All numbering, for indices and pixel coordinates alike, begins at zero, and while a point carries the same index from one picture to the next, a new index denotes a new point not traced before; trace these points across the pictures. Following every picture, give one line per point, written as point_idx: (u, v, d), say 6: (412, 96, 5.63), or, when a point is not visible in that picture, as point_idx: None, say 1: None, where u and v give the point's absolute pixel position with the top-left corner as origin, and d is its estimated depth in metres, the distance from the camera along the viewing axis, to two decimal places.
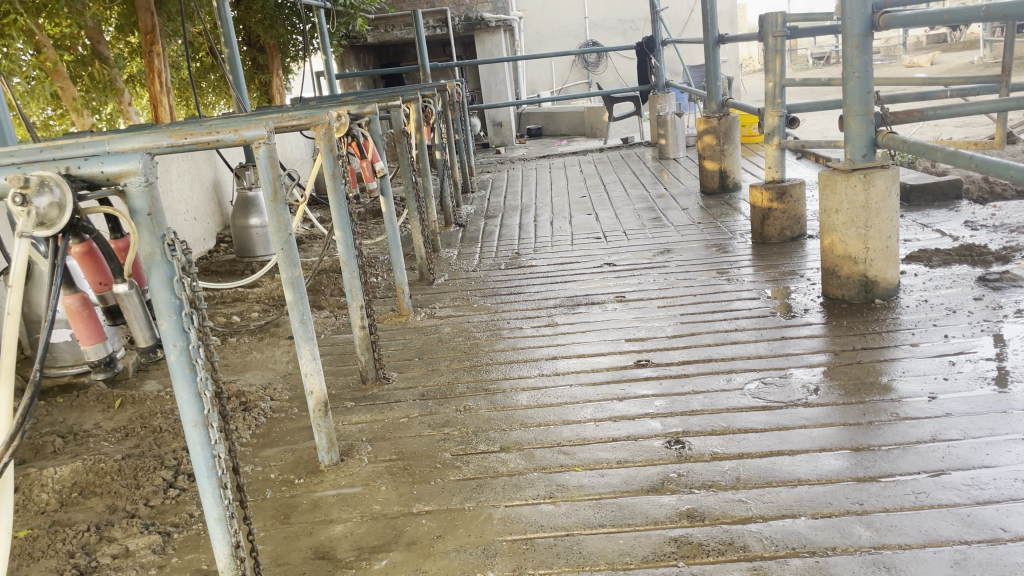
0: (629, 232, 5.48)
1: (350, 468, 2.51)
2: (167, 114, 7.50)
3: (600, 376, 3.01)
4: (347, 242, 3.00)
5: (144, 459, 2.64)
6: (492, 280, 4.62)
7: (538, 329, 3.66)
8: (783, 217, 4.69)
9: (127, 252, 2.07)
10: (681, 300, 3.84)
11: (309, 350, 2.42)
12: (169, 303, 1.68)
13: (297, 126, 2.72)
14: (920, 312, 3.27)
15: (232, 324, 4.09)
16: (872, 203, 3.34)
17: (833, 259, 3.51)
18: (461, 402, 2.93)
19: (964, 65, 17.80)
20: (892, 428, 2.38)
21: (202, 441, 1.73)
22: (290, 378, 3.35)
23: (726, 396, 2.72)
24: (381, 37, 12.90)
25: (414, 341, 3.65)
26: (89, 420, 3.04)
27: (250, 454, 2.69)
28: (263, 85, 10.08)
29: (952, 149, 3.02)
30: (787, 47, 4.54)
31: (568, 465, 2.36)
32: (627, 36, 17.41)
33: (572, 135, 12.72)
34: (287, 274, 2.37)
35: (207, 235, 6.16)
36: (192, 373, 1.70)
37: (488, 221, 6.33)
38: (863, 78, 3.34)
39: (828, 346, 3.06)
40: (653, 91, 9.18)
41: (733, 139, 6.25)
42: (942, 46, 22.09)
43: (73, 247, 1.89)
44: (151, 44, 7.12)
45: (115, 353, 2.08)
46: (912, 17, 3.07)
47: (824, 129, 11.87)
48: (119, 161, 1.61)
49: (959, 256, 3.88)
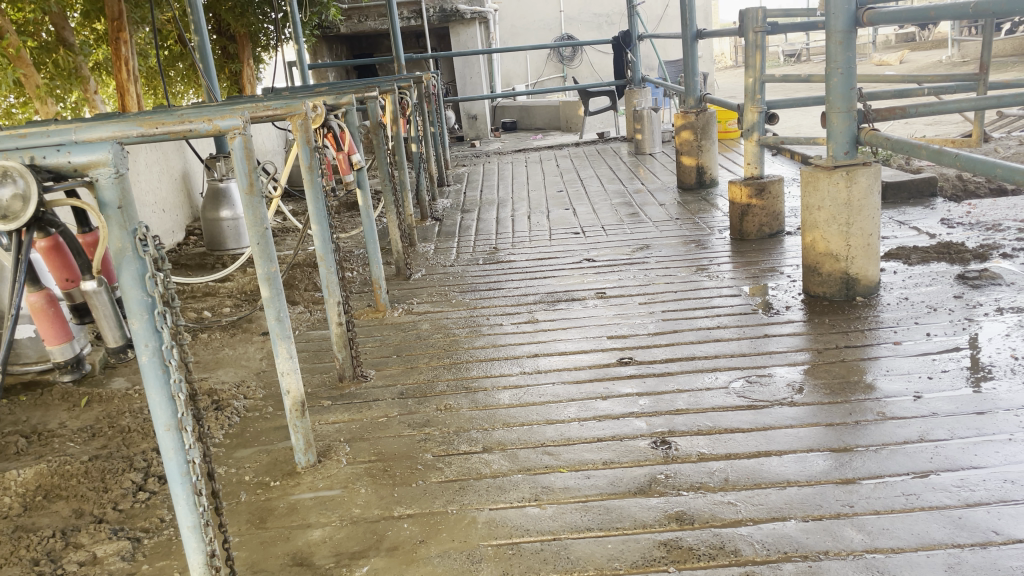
0: (607, 227, 5.44)
1: (328, 469, 2.44)
2: (134, 103, 7.34)
3: (583, 375, 2.97)
4: (324, 237, 2.92)
5: (112, 461, 2.54)
6: (470, 276, 4.56)
7: (518, 325, 3.61)
8: (761, 213, 4.68)
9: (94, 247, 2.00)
10: (662, 297, 3.81)
11: (285, 348, 2.34)
12: (141, 301, 1.59)
13: (272, 116, 2.66)
14: (902, 310, 3.26)
15: (203, 320, 3.99)
16: (855, 200, 3.33)
17: (814, 256, 3.50)
18: (441, 400, 2.87)
19: (933, 63, 18.03)
20: (879, 428, 2.36)
21: (175, 446, 1.65)
22: (264, 376, 3.27)
23: (710, 395, 2.69)
24: (354, 27, 12.74)
25: (392, 338, 3.58)
26: (53, 419, 2.94)
27: (223, 455, 2.60)
28: (234, 75, 9.92)
29: (936, 146, 3.00)
30: (767, 43, 4.52)
31: (553, 466, 2.31)
32: (602, 30, 17.37)
33: (547, 129, 12.68)
34: (263, 270, 2.29)
35: (176, 227, 6.02)
36: (165, 375, 1.62)
37: (465, 216, 6.26)
38: (846, 75, 3.33)
39: (810, 344, 3.04)
40: (630, 85, 9.16)
41: (711, 135, 6.23)
42: (911, 45, 22.39)
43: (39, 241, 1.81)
44: (118, 31, 6.95)
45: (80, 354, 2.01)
46: (896, 14, 3.04)
47: (797, 127, 11.94)
48: (87, 150, 1.53)
49: (937, 254, 3.89)
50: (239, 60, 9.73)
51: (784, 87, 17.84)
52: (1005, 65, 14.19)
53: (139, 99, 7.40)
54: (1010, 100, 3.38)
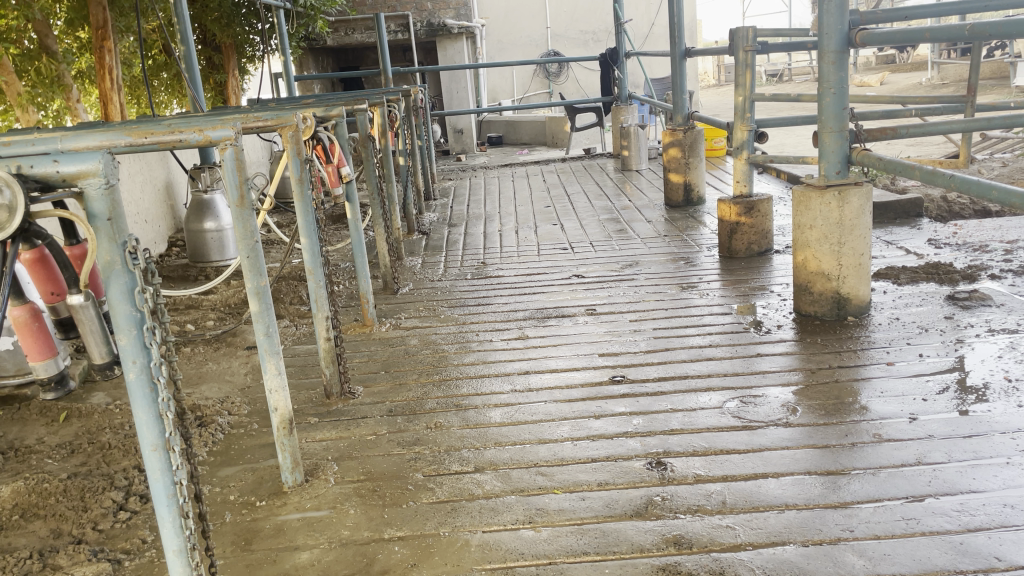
0: (596, 244, 5.42)
1: (316, 489, 2.38)
2: (117, 112, 7.27)
3: (575, 393, 2.93)
4: (313, 249, 2.87)
5: (92, 479, 2.46)
6: (458, 291, 4.51)
7: (508, 342, 3.57)
8: (750, 231, 4.67)
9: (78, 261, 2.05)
10: (653, 314, 3.79)
11: (274, 364, 2.28)
12: (129, 317, 1.54)
13: (263, 127, 2.62)
14: (893, 331, 3.26)
15: (186, 334, 3.92)
16: (847, 220, 3.33)
17: (805, 275, 3.49)
18: (432, 418, 2.82)
19: (913, 85, 18.31)
20: (875, 450, 2.34)
21: (162, 466, 1.59)
22: (249, 391, 3.20)
23: (704, 415, 2.66)
24: (340, 40, 12.71)
25: (379, 354, 3.53)
26: (31, 435, 2.86)
27: (207, 474, 2.53)
28: (218, 85, 9.86)
29: (930, 167, 2.98)
30: (758, 62, 4.54)
31: (547, 488, 2.27)
32: (588, 47, 17.44)
33: (533, 144, 12.70)
34: (252, 284, 2.23)
35: (157, 238, 5.93)
36: (153, 393, 1.56)
37: (452, 230, 6.23)
38: (839, 94, 3.33)
39: (803, 364, 3.02)
40: (616, 102, 9.18)
41: (698, 152, 6.23)
42: (891, 67, 22.69)
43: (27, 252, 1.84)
44: (102, 40, 6.88)
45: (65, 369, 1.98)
46: (890, 35, 3.06)
47: (781, 145, 12.03)
48: (76, 160, 1.46)
49: (926, 275, 3.90)
50: (224, 70, 9.66)
51: (768, 106, 18.00)
52: (986, 88, 14.41)
53: (122, 108, 7.32)
54: (1001, 122, 3.38)
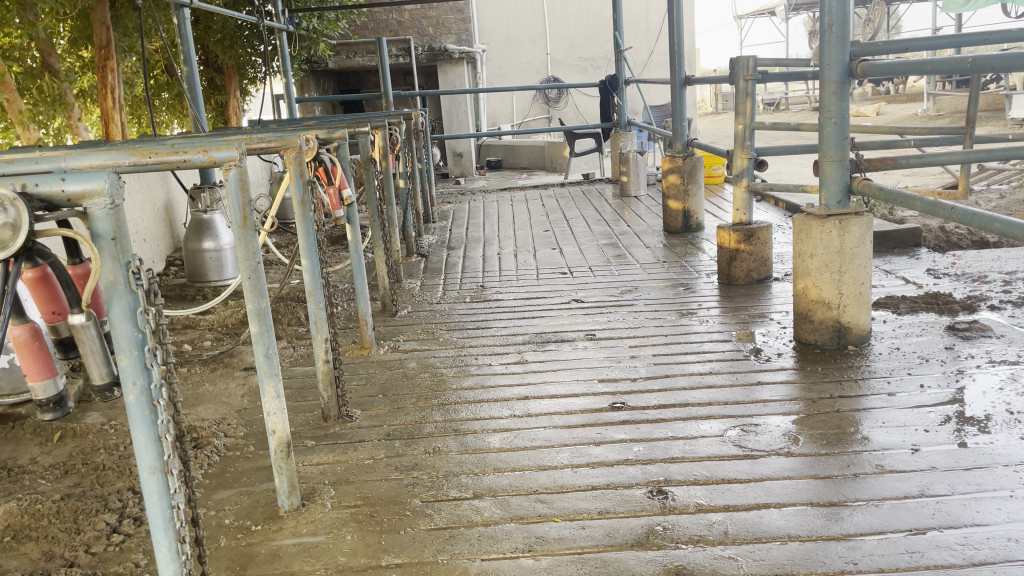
0: (594, 268, 5.42)
1: (312, 514, 2.35)
2: (118, 131, 7.31)
3: (575, 419, 2.91)
4: (313, 271, 2.86)
5: (86, 501, 2.42)
6: (457, 314, 4.50)
7: (507, 366, 3.55)
8: (750, 259, 4.68)
9: (85, 280, 1.86)
10: (652, 340, 3.78)
11: (273, 387, 2.26)
12: (131, 337, 1.51)
13: (266, 148, 2.62)
14: (894, 361, 3.25)
15: (183, 354, 3.90)
16: (848, 248, 3.33)
17: (806, 303, 3.48)
18: (429, 443, 2.79)
19: (910, 115, 18.46)
20: (878, 481, 2.32)
21: (159, 490, 1.57)
22: (246, 413, 3.17)
23: (705, 443, 2.64)
24: (342, 63, 12.80)
25: (377, 376, 3.51)
26: (24, 455, 2.83)
27: (202, 497, 2.50)
28: (220, 106, 9.91)
29: (931, 199, 2.96)
30: (758, 91, 4.57)
31: (547, 515, 2.25)
32: (588, 73, 17.55)
33: (532, 169, 12.75)
34: (252, 305, 2.22)
35: (155, 258, 5.92)
36: (152, 415, 1.54)
37: (451, 253, 6.23)
38: (840, 124, 3.35)
39: (804, 393, 3.01)
40: (615, 129, 9.23)
41: (697, 179, 6.26)
42: (887, 98, 22.87)
43: (68, 268, 1.86)
44: (105, 59, 6.94)
45: (67, 391, 1.80)
46: (890, 66, 3.07)
47: (779, 174, 12.08)
48: (82, 179, 1.44)
49: (926, 304, 3.91)
50: (225, 91, 9.74)
51: (766, 135, 18.13)
52: (982, 119, 14.55)
53: (123, 127, 7.36)
54: (1002, 153, 3.38)
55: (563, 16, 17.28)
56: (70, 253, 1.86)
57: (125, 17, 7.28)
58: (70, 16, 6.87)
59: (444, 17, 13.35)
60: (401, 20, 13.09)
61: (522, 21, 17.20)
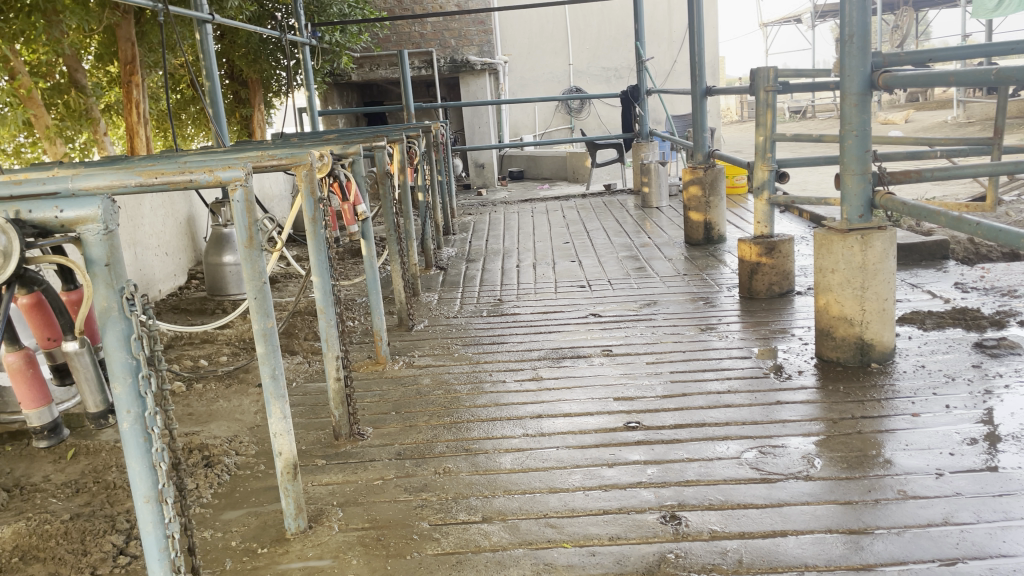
0: (614, 282, 5.36)
1: (319, 537, 2.32)
2: (143, 145, 7.40)
3: (588, 439, 2.85)
4: (324, 288, 2.84)
5: (94, 521, 2.41)
6: (473, 328, 4.46)
7: (521, 383, 3.51)
8: (771, 272, 4.60)
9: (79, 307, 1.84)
10: (671, 356, 3.71)
11: (279, 408, 2.24)
12: (125, 364, 1.49)
13: (276, 166, 2.61)
14: (919, 379, 3.16)
15: (199, 369, 3.90)
16: (870, 264, 3.24)
17: (827, 320, 3.40)
18: (440, 463, 2.75)
19: (939, 122, 18.17)
20: (900, 508, 2.24)
21: (154, 518, 1.55)
22: (258, 431, 3.16)
23: (721, 465, 2.57)
24: (365, 75, 12.91)
25: (391, 393, 3.47)
26: (38, 472, 2.83)
27: (208, 517, 2.48)
28: (244, 119, 10.01)
29: (956, 214, 2.87)
30: (779, 102, 4.50)
31: (556, 541, 2.20)
32: (611, 83, 17.49)
33: (554, 179, 12.73)
34: (259, 325, 2.20)
35: (177, 271, 5.96)
36: (147, 443, 1.52)
37: (470, 266, 6.20)
38: (861, 137, 3.28)
39: (825, 413, 2.93)
40: (637, 139, 9.16)
41: (719, 191, 6.17)
42: (915, 105, 22.56)
43: (62, 295, 1.83)
44: (130, 74, 7.05)
45: (61, 419, 1.78)
46: (913, 77, 2.99)
47: (804, 185, 11.93)
48: (76, 205, 1.43)
49: (953, 320, 3.80)
50: (250, 104, 9.84)
51: (791, 144, 17.93)
52: (1013, 127, 14.28)
53: (148, 141, 7.44)
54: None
55: (586, 26, 17.26)
56: (64, 279, 1.83)
57: (150, 32, 7.40)
58: (96, 32, 7.00)
59: (466, 29, 13.28)
60: (424, 32, 13.16)
61: (545, 31, 17.17)
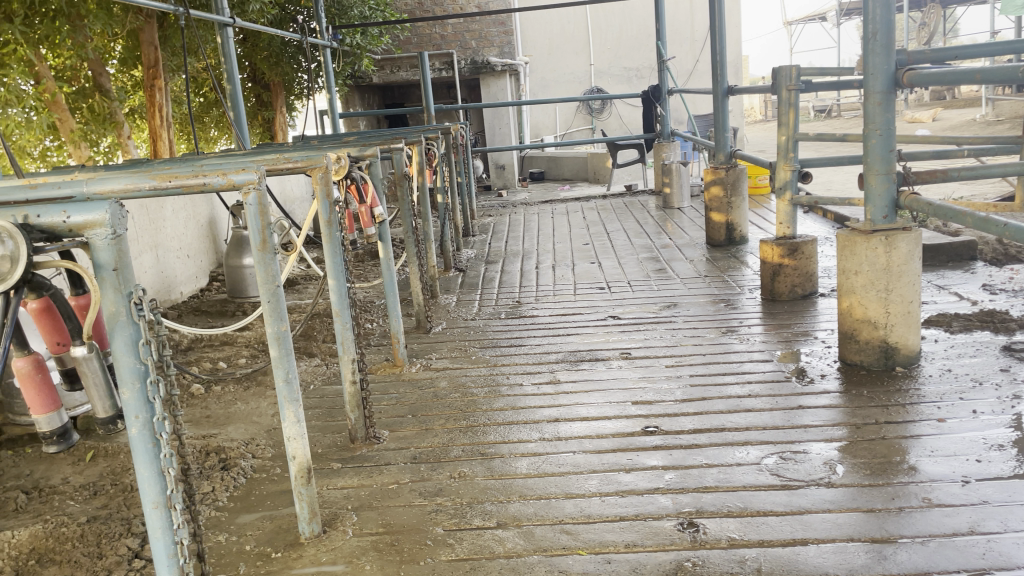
0: (633, 283, 5.32)
1: (333, 542, 2.30)
2: (166, 148, 7.46)
3: (606, 444, 2.81)
4: (340, 291, 2.83)
5: (110, 525, 2.41)
6: (491, 330, 4.44)
7: (538, 386, 3.48)
8: (794, 274, 4.53)
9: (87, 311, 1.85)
10: (690, 359, 3.66)
11: (293, 412, 2.23)
12: (133, 369, 1.50)
13: (292, 168, 2.61)
14: (944, 384, 3.08)
15: (218, 372, 3.91)
16: (894, 265, 3.18)
17: (851, 322, 3.33)
18: (456, 467, 2.73)
19: (968, 121, 17.87)
20: (925, 516, 2.18)
21: (163, 525, 1.56)
22: (275, 434, 3.15)
23: (741, 471, 2.52)
24: (386, 77, 12.95)
25: (408, 396, 3.46)
26: (57, 474, 2.85)
27: (224, 521, 2.48)
28: (266, 122, 10.07)
29: (983, 214, 2.81)
30: (801, 101, 4.44)
31: (571, 548, 2.16)
32: (632, 83, 17.40)
33: (575, 180, 12.68)
34: (272, 329, 2.19)
35: (199, 273, 6.01)
36: (155, 449, 1.53)
37: (489, 267, 6.18)
38: (885, 136, 3.22)
39: (848, 419, 2.87)
40: (658, 139, 9.09)
41: (741, 191, 6.11)
42: (943, 103, 22.22)
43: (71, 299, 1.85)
44: (153, 78, 7.11)
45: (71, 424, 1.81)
46: (939, 75, 2.92)
47: (828, 185, 11.78)
48: (84, 210, 1.44)
49: (981, 322, 3.72)
50: (272, 107, 9.90)
51: (815, 143, 17.73)
52: None
53: (171, 144, 7.49)
54: None
55: (607, 27, 17.19)
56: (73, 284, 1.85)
57: (172, 36, 7.46)
58: (120, 36, 7.07)
59: (486, 30, 13.29)
60: (444, 34, 13.17)
61: (566, 32, 17.12)
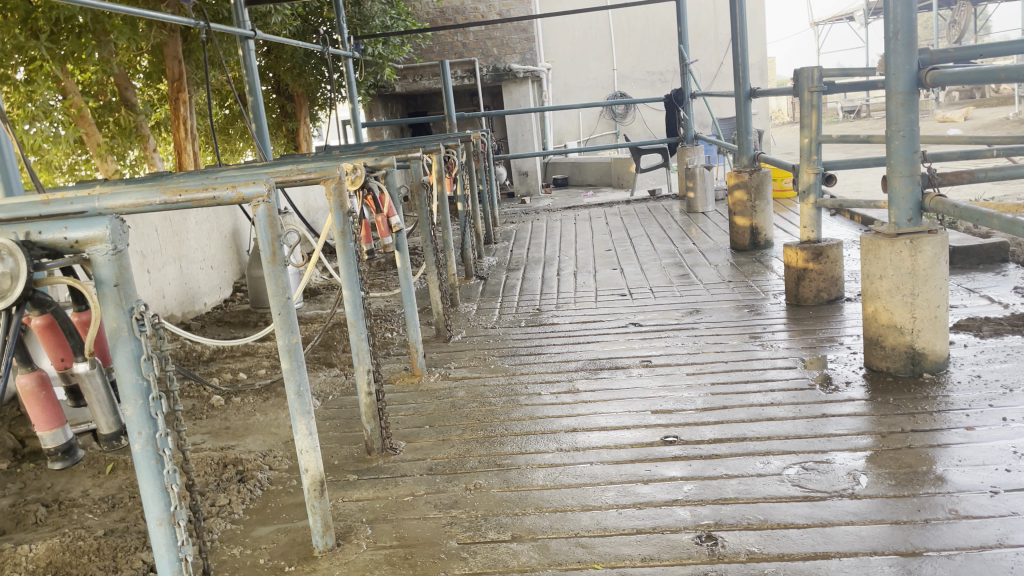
0: (656, 290, 5.26)
1: (346, 555, 2.28)
2: (191, 160, 7.53)
3: (624, 454, 2.77)
4: (354, 302, 2.81)
5: (126, 539, 2.42)
6: (511, 338, 4.41)
7: (557, 396, 3.43)
8: (818, 279, 4.44)
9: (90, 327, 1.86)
10: (713, 367, 3.60)
11: (305, 425, 2.21)
12: (135, 386, 1.55)
13: (306, 180, 2.57)
14: (974, 391, 3.00)
15: (237, 383, 3.92)
16: (920, 269, 3.10)
17: (876, 328, 3.26)
18: (471, 479, 2.70)
19: (1000, 120, 17.51)
20: (951, 529, 2.11)
21: (167, 541, 1.61)
22: (293, 445, 3.15)
23: (763, 482, 2.46)
24: (408, 86, 13.01)
25: (427, 406, 3.44)
26: (77, 487, 2.86)
27: (239, 534, 2.47)
28: (290, 132, 10.15)
29: (1009, 217, 2.73)
30: (824, 102, 4.36)
31: (586, 562, 2.13)
32: (655, 87, 17.32)
33: (599, 186, 12.63)
34: (284, 341, 2.18)
35: (223, 283, 6.06)
36: (158, 465, 1.58)
37: (510, 274, 6.16)
38: (908, 137, 3.15)
39: (873, 427, 2.79)
40: (681, 143, 9.01)
41: (765, 195, 6.02)
42: (975, 101, 21.80)
43: (73, 315, 1.86)
44: (178, 91, 7.19)
45: (76, 440, 1.82)
46: (963, 74, 2.84)
47: (856, 187, 11.59)
48: (84, 226, 1.48)
49: (1011, 327, 3.62)
50: (296, 118, 9.98)
51: (843, 146, 17.48)
52: None
53: (197, 156, 7.56)
54: None
55: (630, 31, 17.13)
56: (75, 300, 1.86)
57: (195, 49, 7.54)
58: (143, 51, 7.15)
59: (508, 38, 13.30)
60: (466, 42, 13.19)
61: (588, 37, 17.07)
